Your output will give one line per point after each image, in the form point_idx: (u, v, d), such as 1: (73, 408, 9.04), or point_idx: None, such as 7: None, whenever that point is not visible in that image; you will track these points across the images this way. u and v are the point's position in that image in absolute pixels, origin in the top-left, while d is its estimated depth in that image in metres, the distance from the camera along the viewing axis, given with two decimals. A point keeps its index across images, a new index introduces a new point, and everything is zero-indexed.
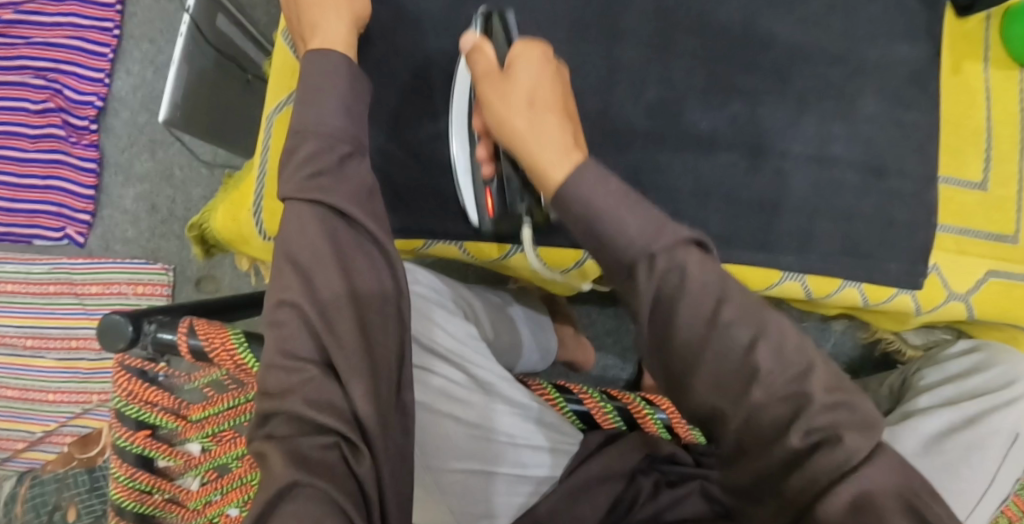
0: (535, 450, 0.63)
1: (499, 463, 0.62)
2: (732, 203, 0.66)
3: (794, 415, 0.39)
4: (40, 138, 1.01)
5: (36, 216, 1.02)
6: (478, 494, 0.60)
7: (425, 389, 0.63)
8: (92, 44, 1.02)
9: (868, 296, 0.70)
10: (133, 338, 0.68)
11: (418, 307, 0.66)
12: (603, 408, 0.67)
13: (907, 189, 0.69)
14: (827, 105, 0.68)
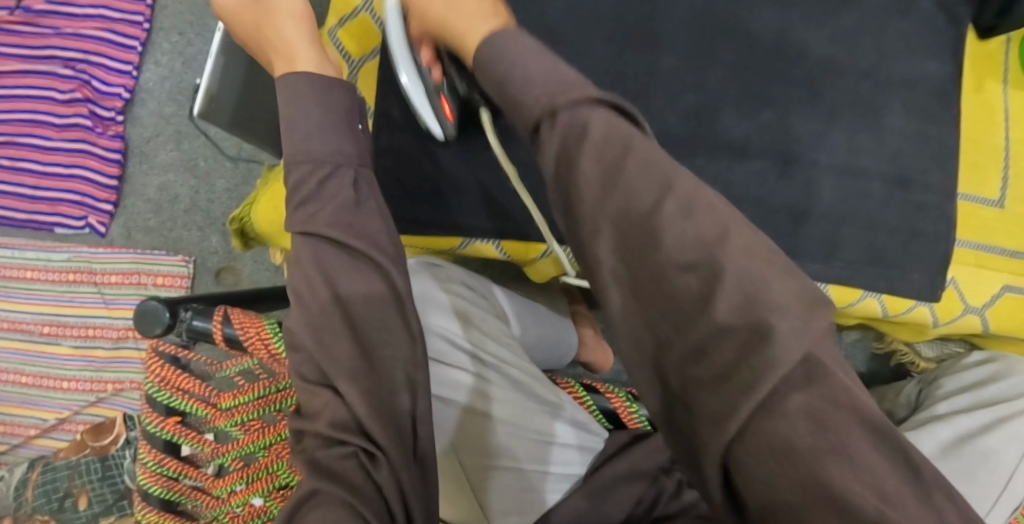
0: (561, 447, 0.64)
1: (530, 461, 0.62)
2: (762, 210, 0.68)
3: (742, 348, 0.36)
4: (66, 127, 1.02)
5: (59, 204, 1.03)
6: (508, 490, 0.61)
7: (459, 387, 0.64)
8: (122, 36, 1.03)
9: (888, 308, 0.71)
10: (169, 326, 0.69)
11: (454, 305, 0.67)
12: (630, 407, 0.69)
13: (930, 201, 0.71)
14: (857, 117, 0.69)
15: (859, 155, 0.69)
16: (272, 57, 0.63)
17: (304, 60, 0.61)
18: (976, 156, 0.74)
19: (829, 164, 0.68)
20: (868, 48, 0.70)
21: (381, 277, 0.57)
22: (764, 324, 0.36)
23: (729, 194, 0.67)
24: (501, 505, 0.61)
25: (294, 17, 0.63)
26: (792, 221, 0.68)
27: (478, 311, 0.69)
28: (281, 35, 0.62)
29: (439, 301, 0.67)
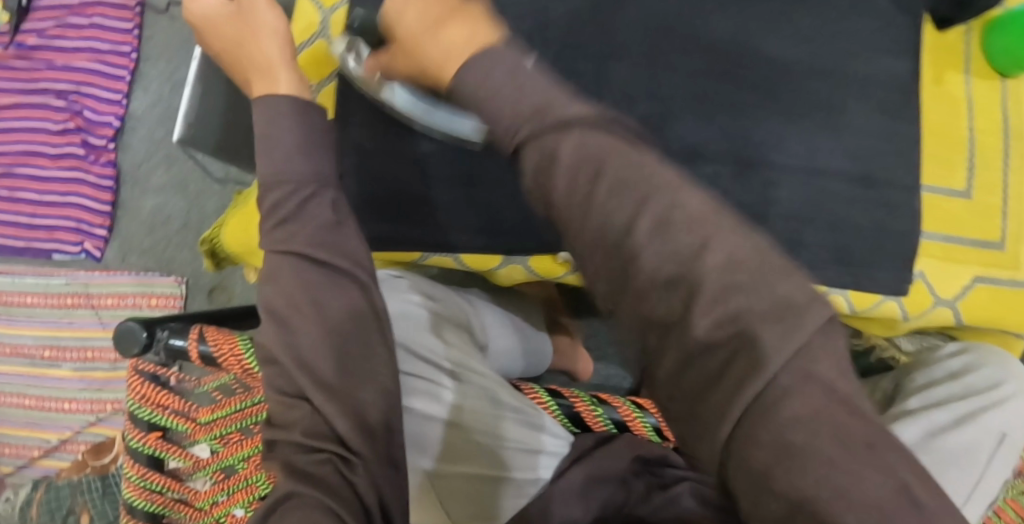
0: (526, 453, 0.65)
1: (495, 467, 0.63)
2: None
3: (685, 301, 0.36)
4: (60, 156, 1.05)
5: (55, 231, 1.06)
6: (474, 498, 0.62)
7: (420, 398, 0.65)
8: (111, 66, 1.07)
9: (854, 303, 0.72)
10: (146, 345, 0.71)
11: (414, 319, 0.68)
12: (593, 410, 0.68)
13: (898, 198, 0.70)
14: (815, 117, 0.70)
15: (816, 154, 0.70)
16: (249, 74, 0.61)
17: (281, 83, 0.59)
18: (940, 148, 0.73)
19: (786, 163, 0.69)
20: (822, 47, 0.71)
21: (347, 295, 0.58)
22: (703, 281, 0.36)
23: None
24: (466, 513, 0.62)
25: (274, 36, 0.61)
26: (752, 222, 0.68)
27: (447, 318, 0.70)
28: (262, 53, 0.60)
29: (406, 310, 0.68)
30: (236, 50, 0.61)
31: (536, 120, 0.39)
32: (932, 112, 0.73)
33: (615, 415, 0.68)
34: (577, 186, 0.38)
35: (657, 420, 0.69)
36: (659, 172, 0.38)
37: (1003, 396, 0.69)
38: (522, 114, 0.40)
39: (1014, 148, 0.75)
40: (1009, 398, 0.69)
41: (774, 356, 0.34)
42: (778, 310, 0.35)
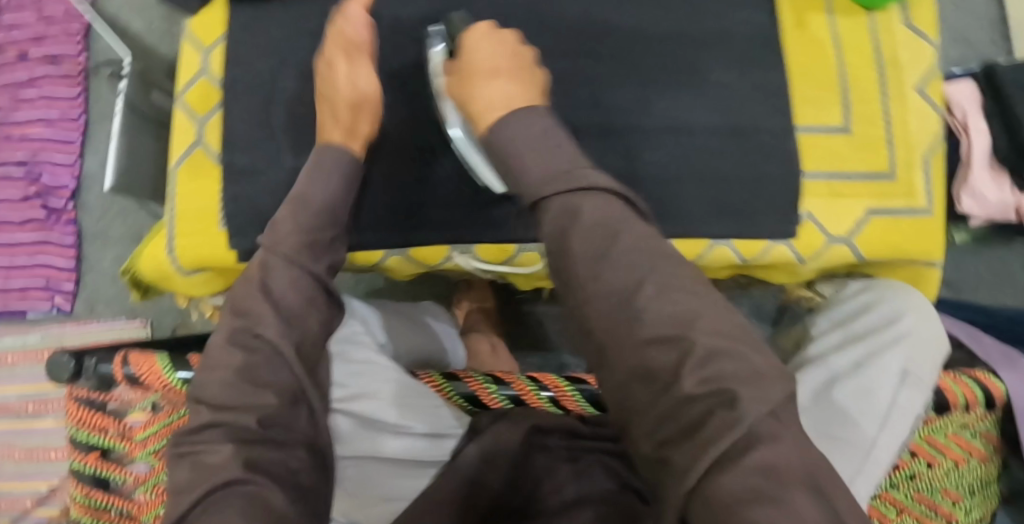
0: (426, 439, 0.67)
1: (385, 450, 0.66)
2: None
3: (677, 358, 0.44)
4: (25, 221, 1.13)
5: (27, 291, 1.12)
6: (372, 481, 0.66)
7: None
8: (62, 132, 1.15)
9: (741, 252, 0.72)
10: (76, 371, 0.77)
11: None
12: (487, 387, 0.70)
13: (768, 142, 0.71)
14: (673, 78, 0.72)
15: (681, 113, 0.71)
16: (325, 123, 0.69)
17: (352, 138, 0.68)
18: (810, 88, 0.74)
19: (651, 126, 0.71)
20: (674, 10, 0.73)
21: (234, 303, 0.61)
22: (692, 345, 0.44)
23: None
24: (366, 494, 0.66)
25: (361, 105, 0.69)
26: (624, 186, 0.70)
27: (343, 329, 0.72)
28: None
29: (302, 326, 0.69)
30: (323, 97, 0.69)
31: (572, 177, 0.50)
32: (797, 55, 0.74)
33: (510, 391, 0.70)
34: (592, 243, 0.47)
35: (554, 392, 0.71)
36: (639, 230, 0.48)
37: (899, 331, 0.70)
38: (550, 175, 0.51)
39: (889, 76, 0.74)
40: (905, 331, 0.69)
41: (748, 408, 0.41)
42: (747, 376, 0.42)
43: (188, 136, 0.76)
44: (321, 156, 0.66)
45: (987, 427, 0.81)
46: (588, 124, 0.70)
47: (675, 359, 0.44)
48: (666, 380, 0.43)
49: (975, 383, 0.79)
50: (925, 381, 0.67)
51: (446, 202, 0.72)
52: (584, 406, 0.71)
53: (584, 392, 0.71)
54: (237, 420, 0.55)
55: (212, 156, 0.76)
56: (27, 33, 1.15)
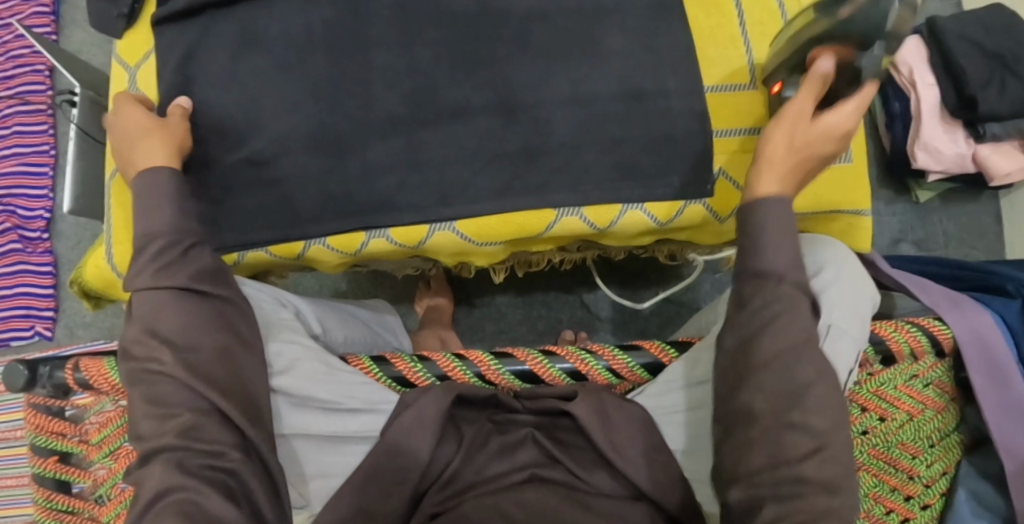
0: (351, 412, 0.68)
1: (322, 427, 0.68)
2: (499, 158, 0.72)
3: (811, 444, 0.53)
4: (4, 254, 1.17)
5: (9, 321, 1.16)
6: (313, 458, 0.68)
7: None
8: (33, 166, 1.20)
9: (656, 215, 0.73)
10: (30, 378, 0.76)
11: None
12: (414, 367, 0.71)
13: (672, 104, 0.72)
14: (573, 50, 0.73)
15: (585, 82, 0.72)
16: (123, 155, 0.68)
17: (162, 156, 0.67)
18: (714, 49, 0.74)
19: (555, 98, 0.72)
20: None
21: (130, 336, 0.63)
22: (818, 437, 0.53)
23: (464, 152, 0.72)
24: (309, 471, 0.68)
25: (162, 133, 0.69)
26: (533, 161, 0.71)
27: (266, 316, 0.72)
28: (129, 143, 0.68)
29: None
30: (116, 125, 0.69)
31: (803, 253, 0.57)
32: (699, 18, 0.75)
33: (434, 367, 0.71)
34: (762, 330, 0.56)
35: (479, 367, 0.71)
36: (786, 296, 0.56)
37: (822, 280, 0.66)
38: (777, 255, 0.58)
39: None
40: (827, 282, 0.65)
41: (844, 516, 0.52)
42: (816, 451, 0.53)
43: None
44: (144, 181, 0.65)
45: (940, 375, 0.79)
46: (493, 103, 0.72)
47: (809, 445, 0.53)
48: (791, 462, 0.53)
49: (921, 332, 0.76)
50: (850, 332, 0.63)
51: (389, 199, 0.73)
52: (511, 379, 0.71)
53: (510, 367, 0.70)
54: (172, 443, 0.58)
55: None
56: None
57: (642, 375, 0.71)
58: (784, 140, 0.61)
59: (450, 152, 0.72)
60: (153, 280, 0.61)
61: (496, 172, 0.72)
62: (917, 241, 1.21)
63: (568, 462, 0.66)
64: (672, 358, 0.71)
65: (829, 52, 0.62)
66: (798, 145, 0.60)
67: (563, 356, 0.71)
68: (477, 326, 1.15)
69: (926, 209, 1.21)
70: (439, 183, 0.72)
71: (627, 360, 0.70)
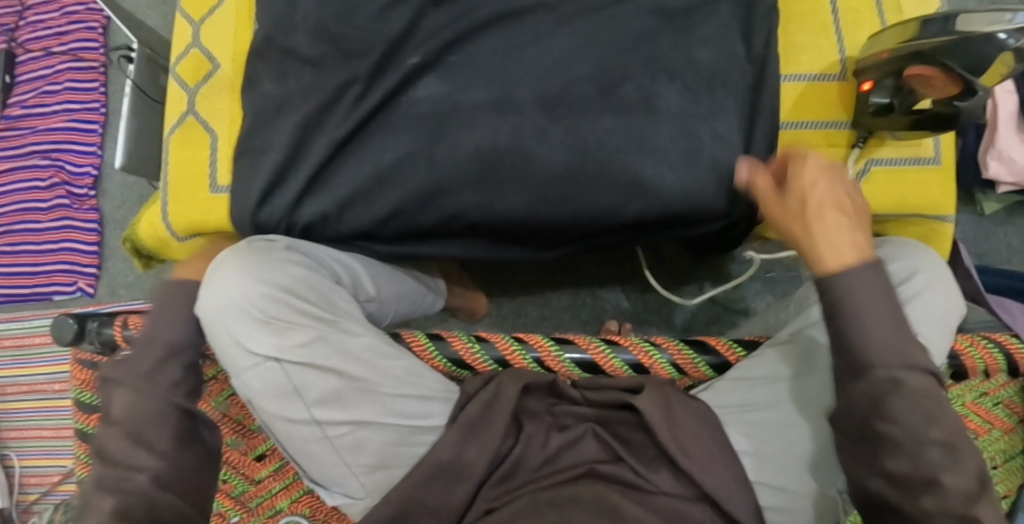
0: (419, 400, 0.68)
1: (386, 413, 0.67)
2: (568, 132, 0.67)
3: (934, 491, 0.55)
4: (52, 209, 1.18)
5: (54, 275, 1.18)
6: (369, 445, 0.66)
7: (289, 354, 0.64)
8: (83, 123, 1.20)
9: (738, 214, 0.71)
10: (78, 333, 0.75)
11: (274, 270, 0.66)
12: (472, 348, 0.71)
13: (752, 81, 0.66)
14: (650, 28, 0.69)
15: (664, 63, 0.68)
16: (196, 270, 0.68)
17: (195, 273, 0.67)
18: (805, 36, 0.74)
19: (630, 76, 0.68)
20: None
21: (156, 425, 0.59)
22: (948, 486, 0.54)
23: None
24: (364, 460, 0.66)
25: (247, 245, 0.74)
26: (603, 137, 0.67)
27: (327, 293, 0.69)
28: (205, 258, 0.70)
29: (261, 287, 0.64)
30: None
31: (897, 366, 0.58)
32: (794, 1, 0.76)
33: (495, 353, 0.71)
34: None
35: (539, 353, 0.71)
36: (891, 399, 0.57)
37: (914, 291, 0.65)
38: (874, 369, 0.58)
39: (889, 21, 0.74)
40: (920, 293, 0.65)
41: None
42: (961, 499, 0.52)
43: (181, 107, 0.77)
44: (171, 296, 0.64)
45: (1010, 395, 0.76)
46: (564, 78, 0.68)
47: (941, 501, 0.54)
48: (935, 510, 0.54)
49: (996, 347, 0.73)
50: (936, 341, 0.63)
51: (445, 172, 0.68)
52: (572, 367, 0.71)
53: (571, 355, 0.71)
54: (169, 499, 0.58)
55: (202, 124, 0.76)
56: (52, 31, 1.21)
57: (706, 373, 0.72)
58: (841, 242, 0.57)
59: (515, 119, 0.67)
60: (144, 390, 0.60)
61: (564, 144, 0.67)
62: (977, 254, 1.16)
63: (630, 460, 0.65)
64: (739, 357, 0.72)
65: (925, 70, 0.63)
66: (885, 314, 0.55)
67: (628, 347, 0.71)
68: (519, 310, 1.13)
69: (991, 221, 1.17)
70: (504, 158, 0.67)
71: (692, 355, 0.71)
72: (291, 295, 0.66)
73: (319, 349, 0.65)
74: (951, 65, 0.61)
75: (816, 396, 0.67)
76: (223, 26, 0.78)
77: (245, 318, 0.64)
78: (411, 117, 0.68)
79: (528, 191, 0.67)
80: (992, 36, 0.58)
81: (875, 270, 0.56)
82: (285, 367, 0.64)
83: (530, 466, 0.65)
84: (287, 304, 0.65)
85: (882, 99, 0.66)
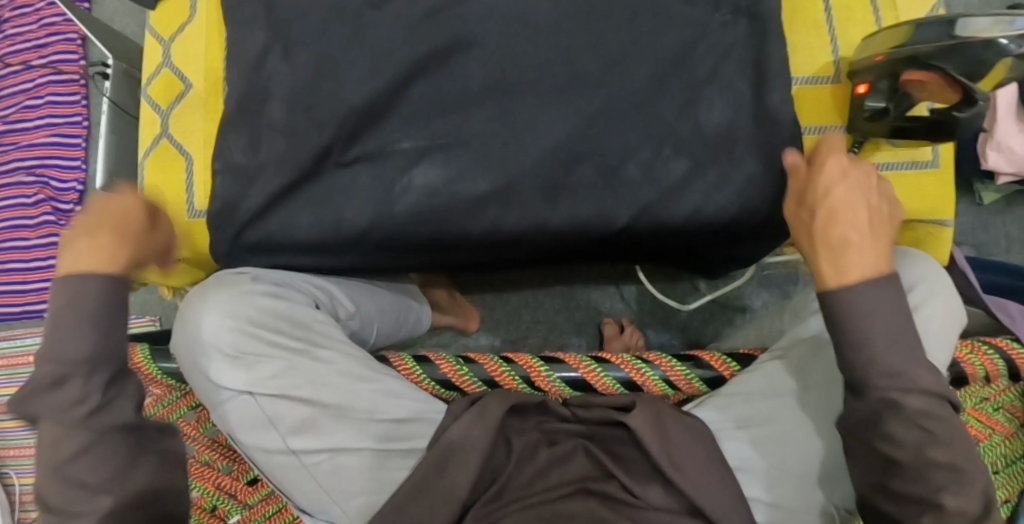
0: (396, 422, 0.67)
1: (363, 438, 0.66)
2: (548, 149, 0.65)
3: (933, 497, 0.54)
4: (39, 226, 1.16)
5: (44, 292, 1.16)
6: (348, 471, 0.65)
7: (260, 386, 0.64)
8: (66, 137, 1.18)
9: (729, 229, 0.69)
10: None
11: (241, 302, 0.66)
12: (459, 370, 0.70)
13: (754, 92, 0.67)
14: (633, 36, 0.66)
15: (647, 71, 0.66)
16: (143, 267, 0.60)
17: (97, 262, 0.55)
18: (798, 35, 0.72)
19: (620, 83, 0.66)
20: None
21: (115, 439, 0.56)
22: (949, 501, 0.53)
23: None
24: (345, 487, 0.65)
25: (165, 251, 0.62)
26: (589, 149, 0.66)
27: (300, 319, 0.68)
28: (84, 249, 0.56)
29: (228, 322, 0.65)
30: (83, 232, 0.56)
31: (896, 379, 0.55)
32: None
33: (481, 373, 0.70)
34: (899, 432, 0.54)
35: (527, 371, 0.70)
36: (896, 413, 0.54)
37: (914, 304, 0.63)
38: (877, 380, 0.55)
39: (884, 21, 0.72)
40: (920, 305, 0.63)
41: None
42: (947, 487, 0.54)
43: (154, 129, 0.75)
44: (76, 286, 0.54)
45: (1011, 399, 0.74)
46: (543, 93, 0.65)
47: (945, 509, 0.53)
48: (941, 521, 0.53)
49: (998, 354, 0.72)
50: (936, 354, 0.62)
51: (423, 192, 0.66)
52: (561, 386, 0.70)
53: (560, 374, 0.70)
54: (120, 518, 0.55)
55: (175, 146, 0.74)
56: (31, 43, 1.18)
57: (699, 388, 0.71)
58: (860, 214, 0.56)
59: (501, 132, 0.65)
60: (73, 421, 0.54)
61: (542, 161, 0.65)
62: (977, 245, 1.14)
63: (621, 477, 0.63)
64: (734, 372, 0.70)
65: (922, 76, 0.60)
66: (896, 317, 0.54)
67: (618, 364, 0.70)
68: (512, 314, 1.11)
69: (990, 212, 1.14)
70: (487, 171, 0.65)
71: (685, 371, 0.70)
72: (259, 327, 0.66)
73: (290, 377, 0.65)
74: (949, 71, 0.58)
75: (812, 415, 0.66)
76: (195, 41, 0.75)
77: (215, 352, 0.65)
78: (388, 137, 0.66)
79: (511, 209, 0.66)
80: (994, 41, 0.56)
81: (892, 287, 0.55)
82: (257, 399, 0.64)
83: (518, 484, 0.64)
84: (255, 337, 0.66)
85: (877, 104, 0.64)
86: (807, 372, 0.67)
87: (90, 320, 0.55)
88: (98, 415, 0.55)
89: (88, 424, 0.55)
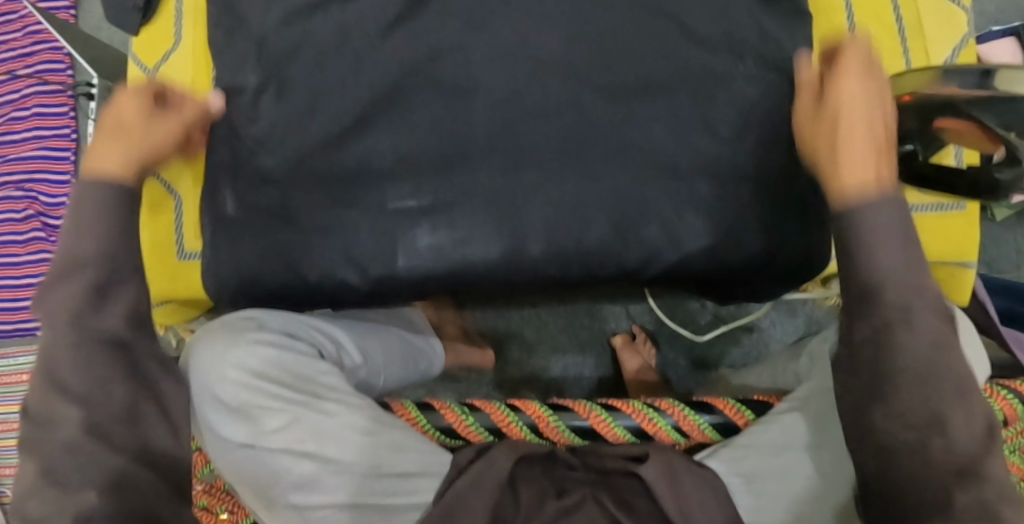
0: (399, 476, 0.63)
1: (364, 493, 0.62)
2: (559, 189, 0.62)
3: None
4: (29, 242, 1.13)
5: None
6: None
7: (261, 439, 0.63)
8: (54, 150, 1.14)
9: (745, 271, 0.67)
10: None
11: (245, 352, 0.65)
12: (464, 419, 0.68)
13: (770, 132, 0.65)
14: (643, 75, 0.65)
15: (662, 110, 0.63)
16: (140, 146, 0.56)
17: (117, 157, 0.55)
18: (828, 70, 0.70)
19: (632, 130, 0.65)
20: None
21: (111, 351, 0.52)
22: None
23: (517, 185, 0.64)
24: None
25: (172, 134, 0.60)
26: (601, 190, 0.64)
27: (304, 370, 0.67)
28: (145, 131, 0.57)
29: (231, 372, 0.64)
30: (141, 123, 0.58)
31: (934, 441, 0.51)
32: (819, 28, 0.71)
33: (487, 422, 0.68)
34: None
35: (533, 419, 0.68)
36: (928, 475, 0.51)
37: None
38: None
39: None
40: None
41: None
42: None
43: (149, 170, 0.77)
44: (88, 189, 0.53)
45: None
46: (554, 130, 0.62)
47: None
48: None
49: (1016, 396, 0.70)
50: None
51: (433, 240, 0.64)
52: (569, 435, 0.68)
53: (569, 422, 0.69)
54: (107, 463, 0.51)
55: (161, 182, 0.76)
56: (15, 52, 1.14)
57: (711, 435, 0.69)
58: (864, 91, 0.52)
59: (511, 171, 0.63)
60: (73, 362, 0.51)
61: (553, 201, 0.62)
62: (986, 262, 1.12)
63: None
64: (747, 421, 0.68)
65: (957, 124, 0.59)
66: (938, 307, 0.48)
67: (629, 413, 0.69)
68: (517, 333, 1.08)
69: (1003, 229, 1.12)
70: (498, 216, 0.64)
71: (696, 420, 0.68)
72: (262, 378, 0.65)
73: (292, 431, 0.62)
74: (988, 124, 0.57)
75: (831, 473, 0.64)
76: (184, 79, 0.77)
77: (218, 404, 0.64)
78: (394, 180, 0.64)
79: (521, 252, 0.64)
80: None
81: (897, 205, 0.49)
82: (258, 452, 0.63)
83: None
84: (257, 389, 0.64)
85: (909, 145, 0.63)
86: (824, 428, 0.65)
87: (106, 216, 0.52)
88: (94, 319, 0.51)
89: (82, 323, 0.51)
